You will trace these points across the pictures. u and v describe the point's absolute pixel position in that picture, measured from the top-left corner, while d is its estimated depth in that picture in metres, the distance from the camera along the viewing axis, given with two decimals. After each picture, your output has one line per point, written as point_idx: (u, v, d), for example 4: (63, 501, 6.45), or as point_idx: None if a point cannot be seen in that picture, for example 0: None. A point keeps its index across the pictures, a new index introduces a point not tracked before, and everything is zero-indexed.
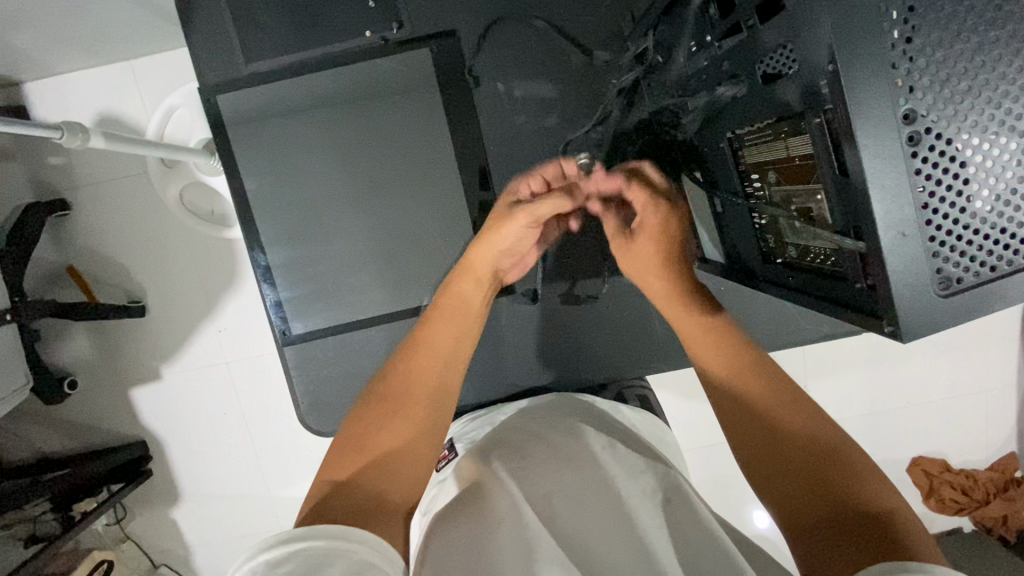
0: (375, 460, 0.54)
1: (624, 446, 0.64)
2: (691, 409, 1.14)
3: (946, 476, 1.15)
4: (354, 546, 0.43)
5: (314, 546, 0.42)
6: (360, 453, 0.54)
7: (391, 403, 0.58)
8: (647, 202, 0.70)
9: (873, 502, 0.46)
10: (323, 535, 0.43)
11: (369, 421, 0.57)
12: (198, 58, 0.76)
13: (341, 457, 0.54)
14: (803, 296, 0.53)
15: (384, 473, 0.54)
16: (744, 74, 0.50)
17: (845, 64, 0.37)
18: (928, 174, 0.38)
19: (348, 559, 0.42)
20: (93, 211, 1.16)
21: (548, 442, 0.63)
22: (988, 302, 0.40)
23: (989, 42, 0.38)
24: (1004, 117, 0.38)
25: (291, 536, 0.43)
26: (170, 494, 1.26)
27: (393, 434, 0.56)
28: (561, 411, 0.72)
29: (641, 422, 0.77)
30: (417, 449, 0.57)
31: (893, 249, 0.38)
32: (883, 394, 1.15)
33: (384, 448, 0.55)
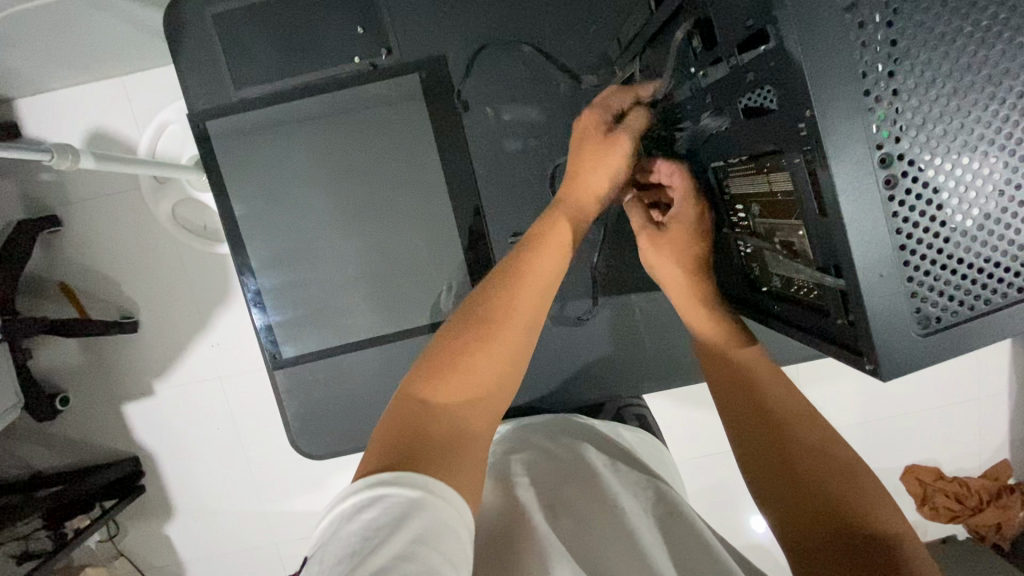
0: (466, 382, 0.49)
1: (624, 465, 0.65)
2: (685, 422, 1.14)
3: (940, 484, 1.16)
4: (440, 502, 0.39)
5: (401, 493, 0.39)
6: (452, 372, 0.49)
7: (490, 325, 0.52)
8: (687, 195, 0.65)
9: (876, 525, 0.46)
10: (411, 483, 0.39)
11: (465, 340, 0.51)
12: (190, 85, 0.77)
13: (430, 371, 0.49)
14: (789, 326, 0.53)
15: (471, 404, 0.49)
16: (727, 107, 0.51)
17: (822, 109, 0.37)
18: (904, 218, 0.39)
19: (432, 514, 0.38)
20: (84, 229, 1.16)
21: (554, 458, 0.64)
22: (968, 339, 0.40)
23: (965, 86, 0.38)
24: (981, 161, 0.39)
25: (380, 479, 0.40)
26: (163, 511, 1.25)
27: (487, 359, 0.51)
28: (561, 429, 0.72)
29: (640, 443, 0.76)
30: (508, 376, 0.52)
31: (873, 289, 0.39)
32: (876, 403, 1.15)
33: (478, 377, 0.50)
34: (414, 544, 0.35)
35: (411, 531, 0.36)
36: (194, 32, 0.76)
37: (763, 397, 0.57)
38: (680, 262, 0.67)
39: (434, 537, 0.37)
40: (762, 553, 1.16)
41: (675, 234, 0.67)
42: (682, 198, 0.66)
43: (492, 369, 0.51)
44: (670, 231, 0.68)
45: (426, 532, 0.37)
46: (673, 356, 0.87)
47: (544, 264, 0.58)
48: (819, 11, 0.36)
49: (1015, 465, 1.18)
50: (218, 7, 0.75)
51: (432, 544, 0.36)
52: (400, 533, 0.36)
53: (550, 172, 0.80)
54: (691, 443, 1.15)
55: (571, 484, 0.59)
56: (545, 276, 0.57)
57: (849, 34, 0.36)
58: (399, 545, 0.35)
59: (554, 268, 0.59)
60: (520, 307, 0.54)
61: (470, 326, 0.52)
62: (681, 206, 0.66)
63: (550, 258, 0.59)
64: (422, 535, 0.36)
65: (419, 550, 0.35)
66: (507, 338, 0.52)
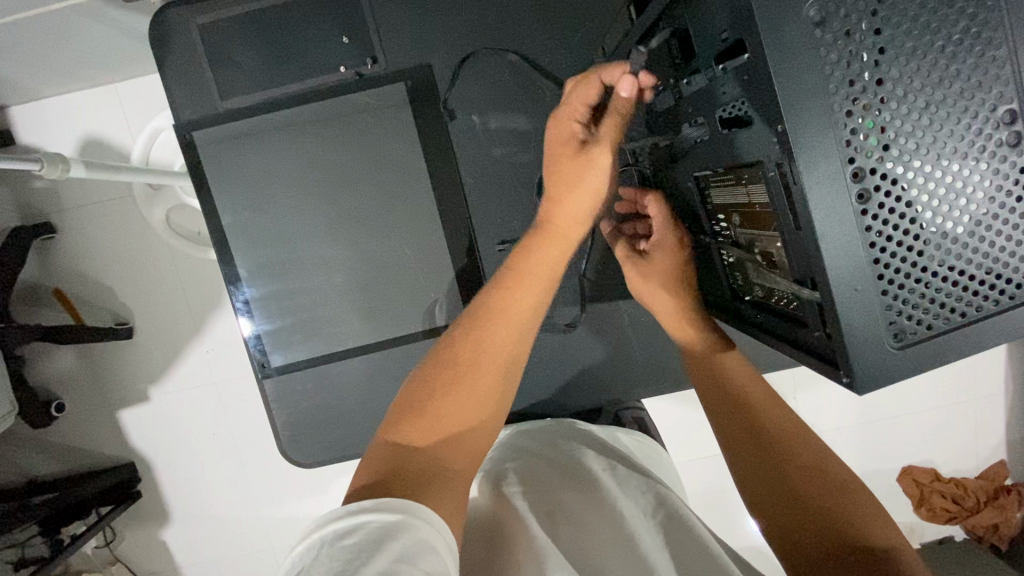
0: (439, 425, 0.49)
1: (623, 467, 0.65)
2: (680, 426, 1.14)
3: (936, 485, 1.15)
4: (420, 523, 0.39)
5: (381, 519, 0.39)
6: (423, 416, 0.49)
7: (461, 368, 0.52)
8: (665, 218, 0.67)
9: (868, 533, 0.46)
10: (391, 509, 0.40)
11: (438, 386, 0.51)
12: (177, 96, 0.78)
13: (403, 414, 0.50)
14: (771, 336, 0.53)
15: (449, 441, 0.49)
16: (707, 116, 0.51)
17: (793, 124, 0.37)
18: (877, 233, 0.39)
19: (412, 535, 0.38)
20: (77, 237, 1.16)
21: (553, 464, 0.64)
22: (943, 352, 0.40)
23: (937, 100, 0.37)
24: (952, 177, 0.38)
25: (360, 507, 0.40)
26: (159, 517, 1.25)
27: (460, 402, 0.51)
28: (560, 433, 0.73)
29: (638, 447, 0.76)
30: (487, 416, 0.52)
31: (847, 303, 0.39)
32: (870, 405, 1.15)
33: (449, 420, 0.50)
34: (396, 563, 0.35)
35: (393, 552, 0.36)
36: (180, 43, 0.76)
37: (756, 404, 0.58)
38: (666, 285, 0.68)
39: (416, 555, 0.37)
40: (758, 554, 1.16)
41: (658, 258, 0.69)
42: (660, 223, 0.68)
43: (469, 409, 0.51)
44: (656, 256, 0.69)
45: (407, 552, 0.36)
46: (662, 363, 0.87)
47: (523, 297, 0.55)
48: (791, 26, 0.36)
49: (1011, 465, 1.18)
50: (202, 18, 0.76)
51: (412, 563, 0.36)
52: (382, 554, 0.36)
53: (536, 179, 0.80)
54: (685, 446, 1.14)
55: (567, 489, 0.59)
56: (522, 315, 0.55)
57: (820, 49, 0.36)
58: (382, 564, 0.35)
59: (538, 300, 0.56)
60: (495, 350, 0.53)
61: (439, 371, 0.52)
62: (660, 232, 0.68)
63: (532, 288, 0.56)
64: (404, 554, 0.36)
65: (402, 568, 0.35)
66: (482, 380, 0.52)
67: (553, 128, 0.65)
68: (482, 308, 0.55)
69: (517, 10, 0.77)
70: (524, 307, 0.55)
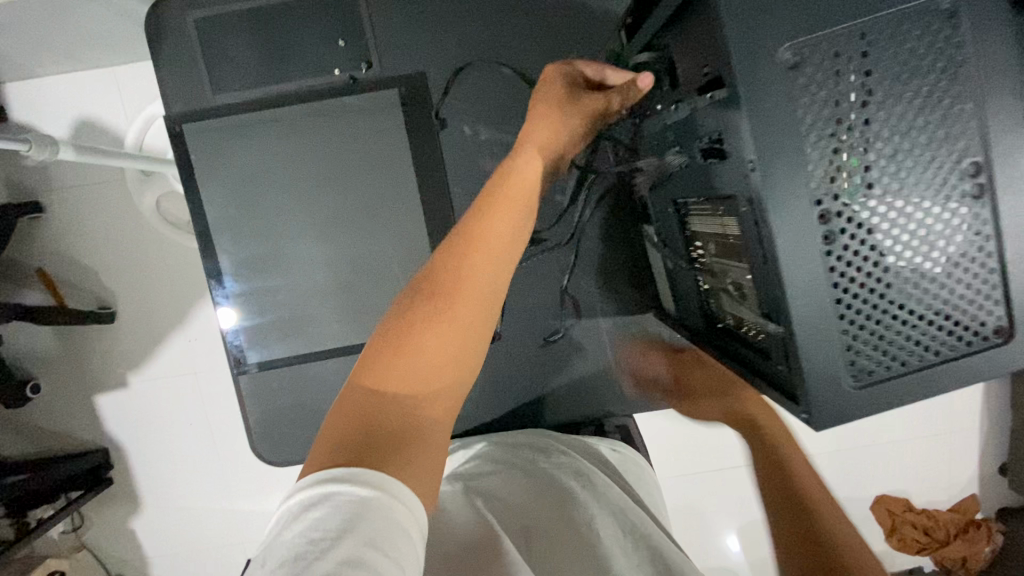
0: (416, 373, 0.48)
1: (599, 478, 0.65)
2: (663, 440, 1.13)
3: (909, 515, 1.16)
4: (394, 504, 0.39)
5: (352, 492, 0.38)
6: (405, 358, 0.47)
7: (442, 298, 0.50)
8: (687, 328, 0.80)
9: None
10: (366, 482, 0.39)
11: (415, 325, 0.49)
12: (169, 88, 0.78)
13: (379, 362, 0.47)
14: (739, 366, 0.53)
15: (428, 399, 0.48)
16: (686, 145, 0.51)
17: (763, 165, 0.38)
18: (841, 272, 0.39)
19: (384, 516, 0.38)
20: (64, 219, 1.15)
21: (528, 473, 0.65)
22: (899, 395, 0.41)
23: (904, 148, 0.38)
24: (916, 224, 0.39)
25: (330, 476, 0.39)
26: (130, 504, 1.24)
27: (440, 344, 0.49)
28: (540, 444, 0.73)
29: (619, 461, 0.76)
30: (460, 372, 0.51)
31: (807, 341, 0.40)
32: (845, 434, 1.17)
33: (426, 358, 0.48)
34: (364, 549, 0.35)
35: (362, 534, 0.36)
36: (175, 35, 0.76)
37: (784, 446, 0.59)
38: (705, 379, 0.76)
39: (386, 541, 0.36)
40: None
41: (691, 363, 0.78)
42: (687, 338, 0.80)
43: (443, 364, 0.49)
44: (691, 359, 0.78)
45: (376, 535, 0.36)
46: (640, 382, 0.86)
47: (499, 223, 0.55)
48: (765, 65, 0.37)
49: (983, 498, 1.19)
50: (199, 12, 0.76)
51: (381, 547, 0.36)
52: (351, 536, 0.35)
53: None
54: (671, 462, 1.13)
55: (539, 498, 0.60)
56: (498, 246, 0.54)
57: (792, 92, 0.37)
58: (349, 550, 0.35)
59: (512, 224, 0.56)
60: (472, 288, 0.52)
61: (415, 306, 0.50)
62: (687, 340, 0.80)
63: (506, 214, 0.56)
64: (373, 538, 0.36)
65: (368, 555, 0.35)
66: (459, 317, 0.51)
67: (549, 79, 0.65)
68: (466, 232, 0.54)
69: (513, 24, 0.77)
70: (504, 233, 0.55)
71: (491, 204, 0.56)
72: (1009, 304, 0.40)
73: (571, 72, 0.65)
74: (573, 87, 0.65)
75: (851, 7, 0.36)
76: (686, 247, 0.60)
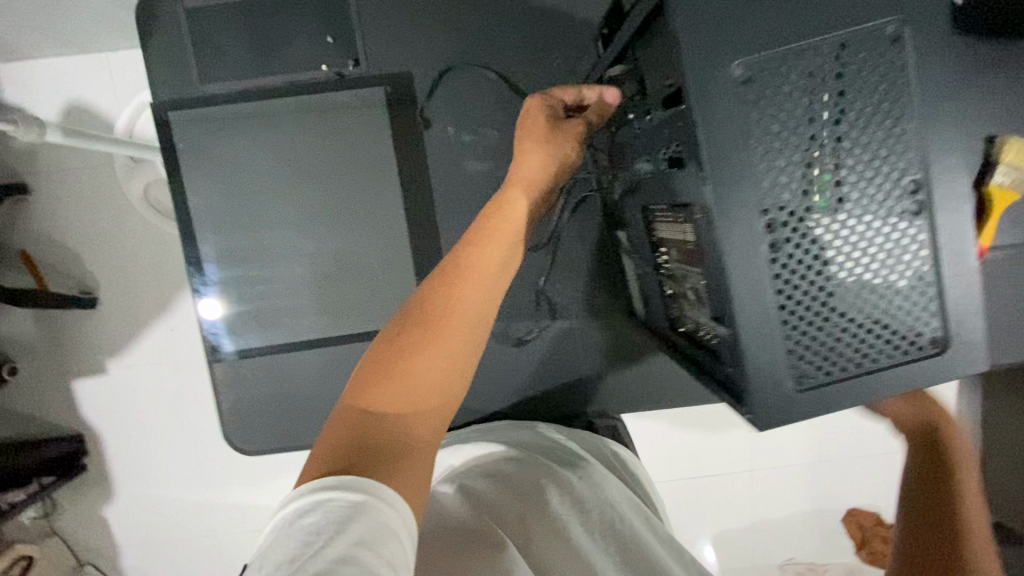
0: (406, 393, 0.49)
1: (594, 472, 0.67)
2: (650, 442, 1.12)
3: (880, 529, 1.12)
4: (383, 507, 0.40)
5: (342, 499, 0.40)
6: (395, 380, 0.49)
7: (432, 326, 0.52)
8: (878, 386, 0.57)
9: None
10: (353, 488, 0.41)
11: (405, 347, 0.50)
12: (157, 75, 0.79)
13: (367, 386, 0.49)
14: (695, 369, 0.55)
15: (419, 417, 0.49)
16: (651, 153, 0.53)
17: (713, 174, 0.39)
18: (786, 280, 0.41)
19: (374, 519, 0.39)
20: (49, 202, 1.15)
21: (526, 464, 0.66)
22: (837, 399, 0.43)
23: (848, 164, 0.40)
24: (859, 236, 0.41)
25: (322, 484, 0.41)
26: (104, 491, 1.23)
27: (430, 365, 0.51)
28: (537, 439, 0.75)
29: (615, 457, 0.77)
30: (453, 387, 0.52)
31: (750, 343, 0.42)
32: (821, 439, 1.12)
33: (415, 382, 0.49)
34: (354, 549, 0.36)
35: (352, 535, 0.37)
36: (167, 26, 0.78)
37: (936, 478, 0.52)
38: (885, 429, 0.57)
39: (375, 542, 0.38)
40: None
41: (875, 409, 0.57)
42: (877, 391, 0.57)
43: (432, 381, 0.50)
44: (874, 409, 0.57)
45: (366, 536, 0.38)
46: (611, 385, 0.87)
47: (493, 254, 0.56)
48: (717, 80, 0.39)
49: None
50: (191, 3, 0.77)
51: (372, 547, 0.37)
52: (342, 537, 0.37)
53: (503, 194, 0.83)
54: (668, 463, 1.12)
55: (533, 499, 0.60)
56: (492, 275, 0.56)
57: (742, 107, 0.39)
58: (340, 550, 0.36)
59: (506, 254, 0.57)
60: (463, 311, 0.53)
61: (406, 331, 0.52)
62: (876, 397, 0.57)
63: (501, 243, 0.57)
64: (363, 539, 0.37)
65: (359, 555, 0.36)
66: (449, 338, 0.52)
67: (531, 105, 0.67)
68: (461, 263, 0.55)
69: (500, 30, 0.79)
70: (499, 261, 0.56)
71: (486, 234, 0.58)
72: (944, 316, 0.42)
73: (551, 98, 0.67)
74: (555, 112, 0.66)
75: (798, 31, 0.39)
76: (653, 252, 0.62)
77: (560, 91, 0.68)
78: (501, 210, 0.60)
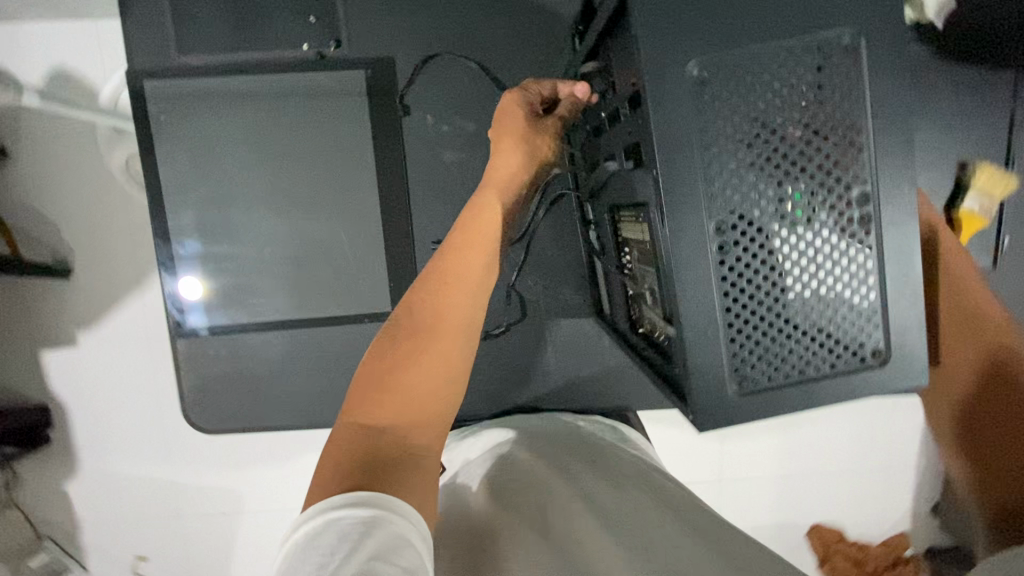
0: (399, 401, 0.52)
1: (612, 452, 0.66)
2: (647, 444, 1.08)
3: (841, 546, 1.11)
4: (394, 518, 0.41)
5: (353, 516, 0.40)
6: (390, 392, 0.52)
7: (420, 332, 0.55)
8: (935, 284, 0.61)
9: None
10: (362, 504, 0.41)
11: (395, 358, 0.54)
12: (132, 42, 0.78)
13: (364, 400, 0.51)
14: (648, 369, 0.56)
15: (414, 420, 0.52)
16: (616, 151, 0.53)
17: (663, 172, 0.40)
18: (733, 283, 0.42)
19: (387, 531, 0.39)
20: (26, 163, 1.10)
21: (537, 452, 0.65)
22: (776, 404, 0.43)
23: (797, 172, 0.41)
24: (809, 245, 0.42)
25: (331, 505, 0.41)
26: (65, 466, 1.17)
27: (421, 371, 0.54)
28: (553, 426, 0.74)
29: (632, 435, 0.77)
30: (445, 387, 0.55)
31: (694, 343, 0.42)
32: (789, 454, 1.10)
33: (408, 384, 0.53)
34: (371, 561, 0.36)
35: (368, 550, 0.37)
36: None
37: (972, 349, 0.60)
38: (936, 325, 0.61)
39: (391, 552, 0.37)
40: None
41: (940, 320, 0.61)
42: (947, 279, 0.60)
43: (426, 385, 0.53)
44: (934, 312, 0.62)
45: (381, 549, 0.37)
46: (576, 385, 0.87)
47: (467, 261, 0.59)
48: (673, 77, 0.39)
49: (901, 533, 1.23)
50: None
51: (388, 559, 0.37)
52: (358, 552, 0.36)
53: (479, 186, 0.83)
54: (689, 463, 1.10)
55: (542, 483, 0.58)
56: (468, 281, 0.58)
57: (695, 107, 0.39)
58: (358, 563, 0.35)
59: (481, 260, 0.59)
60: (448, 316, 0.56)
61: (398, 343, 0.55)
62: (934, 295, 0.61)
63: (474, 251, 0.59)
64: (378, 552, 0.37)
65: (377, 565, 0.35)
66: (437, 343, 0.55)
67: (506, 103, 0.67)
68: (436, 274, 0.58)
69: (484, 22, 0.79)
70: (472, 267, 0.59)
71: (460, 243, 0.60)
72: (886, 328, 0.43)
73: (528, 96, 0.67)
74: (533, 112, 0.67)
75: (754, 35, 0.39)
76: (618, 252, 0.63)
77: (537, 86, 0.69)
78: (473, 218, 0.61)
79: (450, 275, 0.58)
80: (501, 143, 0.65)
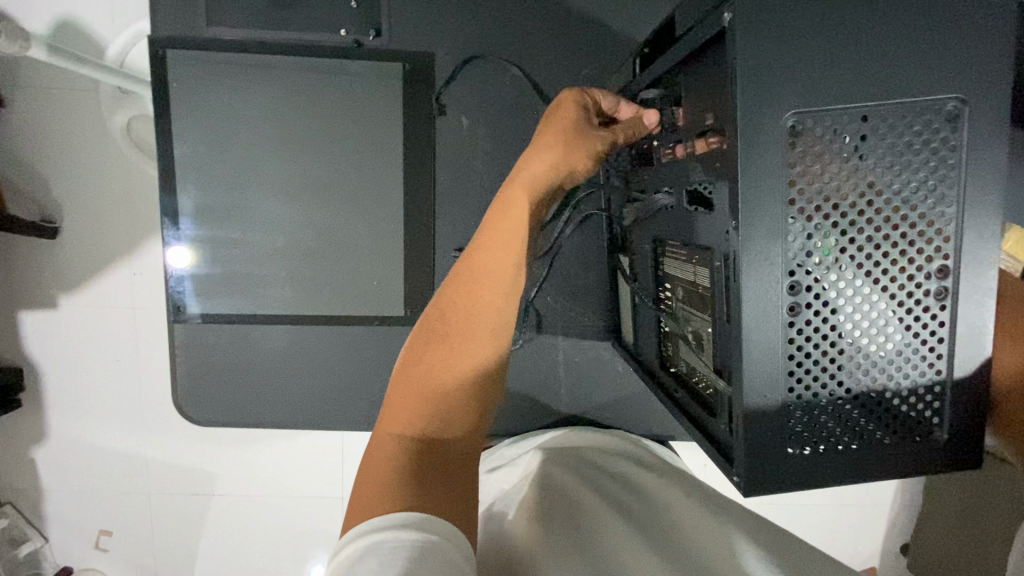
0: (436, 412, 0.50)
1: (646, 474, 0.68)
2: None
3: None
4: (438, 542, 0.38)
5: (396, 539, 0.37)
6: (423, 399, 0.51)
7: (453, 338, 0.53)
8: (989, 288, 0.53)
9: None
10: (405, 527, 0.38)
11: (428, 367, 0.52)
12: (160, 8, 0.73)
13: (401, 409, 0.50)
14: (681, 415, 0.53)
15: (446, 428, 0.51)
16: (675, 187, 0.50)
17: (743, 223, 0.37)
18: (799, 345, 0.40)
19: (436, 556, 0.37)
20: (25, 115, 1.04)
21: (572, 474, 0.67)
22: (827, 475, 0.41)
23: (880, 236, 0.39)
24: (881, 312, 0.40)
25: (373, 529, 0.38)
26: (34, 434, 1.11)
27: (455, 382, 0.52)
28: (585, 446, 0.76)
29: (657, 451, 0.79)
30: (478, 401, 0.53)
31: (753, 402, 0.40)
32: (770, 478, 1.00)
33: (442, 396, 0.51)
34: None
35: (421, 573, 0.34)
36: None
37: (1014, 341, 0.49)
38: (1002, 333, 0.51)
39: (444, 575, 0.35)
40: None
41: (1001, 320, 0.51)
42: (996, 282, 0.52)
43: (461, 398, 0.52)
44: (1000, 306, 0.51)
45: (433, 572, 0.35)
46: (585, 406, 0.85)
47: (496, 261, 0.54)
48: (769, 124, 0.36)
49: None
50: None
51: None
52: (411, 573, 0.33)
53: None
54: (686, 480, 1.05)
55: (586, 513, 0.59)
56: (499, 286, 0.54)
57: (785, 160, 0.37)
58: None
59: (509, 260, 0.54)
60: (481, 322, 0.54)
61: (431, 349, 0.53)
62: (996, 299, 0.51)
63: (502, 251, 0.54)
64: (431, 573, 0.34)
65: None
66: (470, 351, 0.53)
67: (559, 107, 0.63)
68: (465, 277, 0.55)
69: (532, 27, 0.76)
70: (502, 267, 0.54)
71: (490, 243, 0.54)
72: (949, 405, 0.41)
73: (583, 101, 0.62)
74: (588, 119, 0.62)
75: (858, 93, 0.36)
76: (657, 287, 0.60)
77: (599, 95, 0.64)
78: (501, 214, 0.55)
79: (477, 277, 0.54)
80: (544, 138, 0.58)
